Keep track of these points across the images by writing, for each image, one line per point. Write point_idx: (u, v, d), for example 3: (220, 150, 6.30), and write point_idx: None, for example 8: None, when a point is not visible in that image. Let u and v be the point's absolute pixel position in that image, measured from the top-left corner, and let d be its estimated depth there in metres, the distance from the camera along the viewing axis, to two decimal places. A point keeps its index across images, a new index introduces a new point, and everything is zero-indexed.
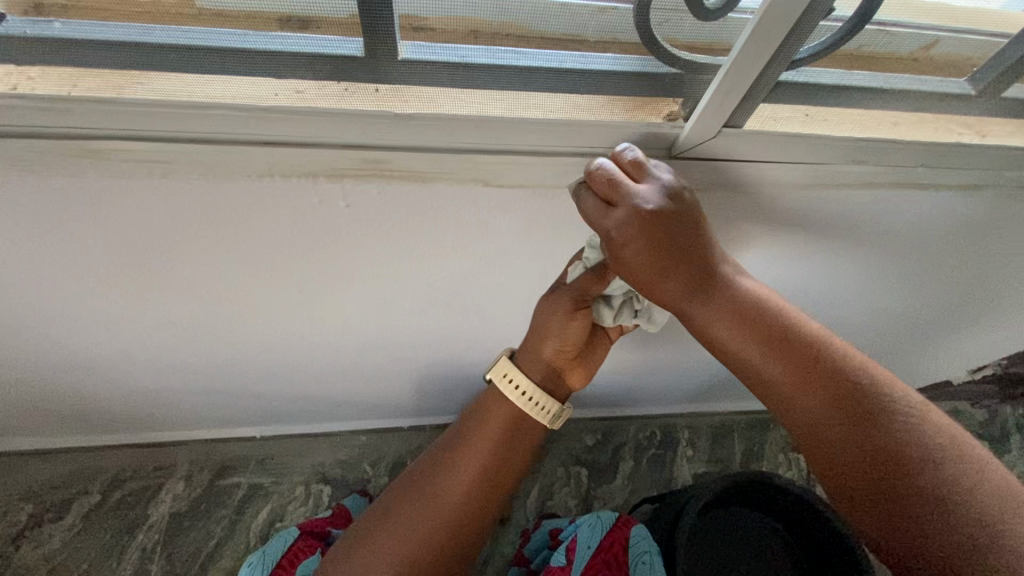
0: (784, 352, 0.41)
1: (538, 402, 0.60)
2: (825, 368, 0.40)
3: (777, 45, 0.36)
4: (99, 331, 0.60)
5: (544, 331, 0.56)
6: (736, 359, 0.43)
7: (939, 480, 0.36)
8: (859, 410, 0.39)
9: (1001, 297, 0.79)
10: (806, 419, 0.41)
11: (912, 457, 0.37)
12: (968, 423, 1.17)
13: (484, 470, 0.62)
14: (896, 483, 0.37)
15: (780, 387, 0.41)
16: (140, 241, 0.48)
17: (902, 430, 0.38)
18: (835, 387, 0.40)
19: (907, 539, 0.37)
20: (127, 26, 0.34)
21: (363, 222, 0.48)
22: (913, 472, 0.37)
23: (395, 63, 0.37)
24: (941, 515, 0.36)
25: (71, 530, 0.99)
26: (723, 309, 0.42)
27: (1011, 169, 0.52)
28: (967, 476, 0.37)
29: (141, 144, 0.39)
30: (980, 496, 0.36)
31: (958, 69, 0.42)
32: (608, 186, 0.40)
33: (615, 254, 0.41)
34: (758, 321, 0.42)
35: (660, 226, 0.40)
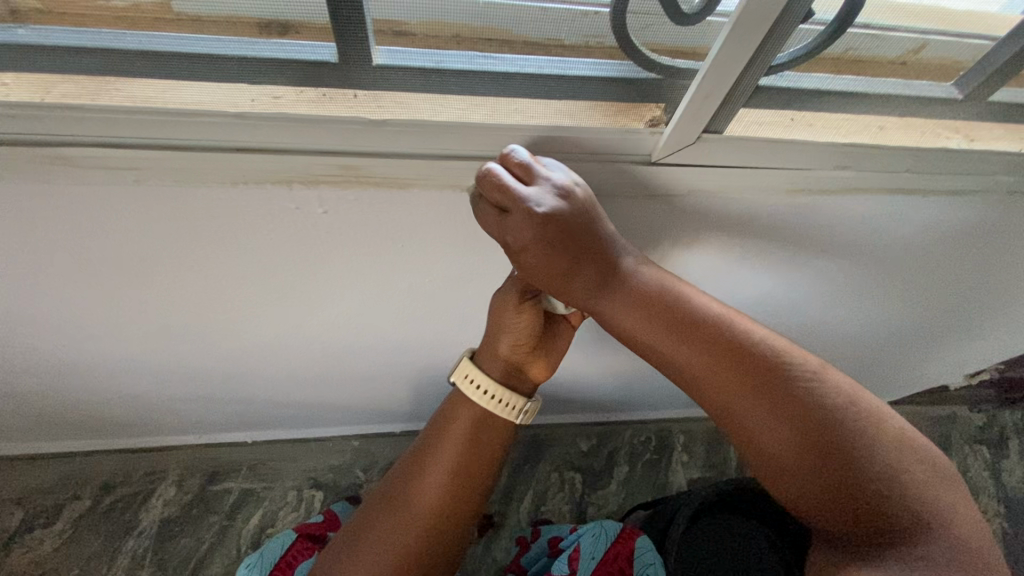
0: (691, 339, 0.43)
1: (500, 399, 0.59)
2: (729, 349, 0.43)
3: (757, 48, 0.36)
4: (83, 336, 0.60)
5: (497, 325, 0.55)
6: (655, 352, 0.45)
7: (838, 436, 0.41)
8: (764, 384, 0.42)
9: (996, 303, 0.78)
10: (719, 398, 0.44)
11: (815, 421, 0.41)
12: (965, 428, 1.16)
13: (463, 473, 0.62)
14: (804, 445, 0.41)
15: (700, 376, 0.44)
16: (119, 247, 0.47)
17: (803, 395, 0.42)
18: (741, 366, 0.43)
19: (818, 492, 0.42)
20: (99, 32, 0.34)
21: (344, 228, 0.48)
22: (818, 431, 0.41)
23: (370, 68, 0.37)
24: (844, 467, 0.41)
25: (61, 536, 0.98)
26: (632, 303, 0.44)
27: (1000, 174, 0.51)
28: (856, 427, 0.42)
29: (112, 149, 0.39)
30: (865, 440, 0.41)
31: (945, 73, 0.42)
32: (496, 188, 0.38)
33: (521, 262, 0.41)
34: (667, 313, 0.44)
35: (556, 228, 0.39)
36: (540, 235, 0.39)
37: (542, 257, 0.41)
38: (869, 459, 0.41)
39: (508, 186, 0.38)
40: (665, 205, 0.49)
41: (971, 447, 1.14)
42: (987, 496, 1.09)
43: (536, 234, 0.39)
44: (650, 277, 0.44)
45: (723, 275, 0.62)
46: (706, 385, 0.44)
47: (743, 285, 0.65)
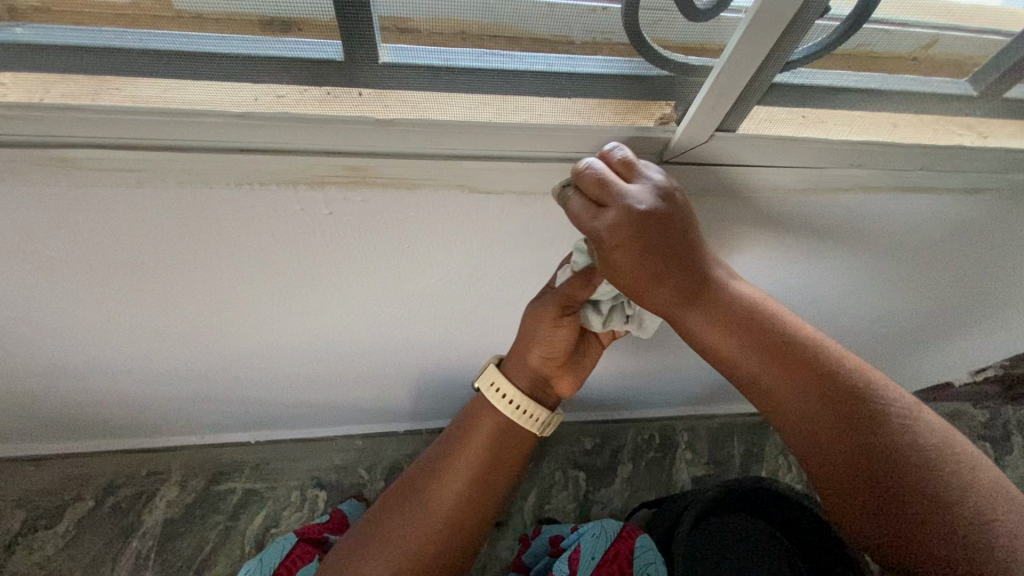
0: (777, 358, 0.42)
1: (526, 411, 0.59)
2: (815, 370, 0.41)
3: (772, 45, 0.35)
4: (83, 338, 0.59)
5: (529, 336, 0.55)
6: (733, 365, 0.43)
7: (929, 478, 0.38)
8: (849, 411, 0.40)
9: (1004, 300, 0.77)
10: (799, 419, 0.42)
11: (903, 458, 0.38)
12: (970, 424, 1.15)
13: (474, 475, 0.61)
14: (886, 481, 0.38)
15: (779, 394, 0.42)
16: (119, 249, 0.47)
17: (892, 427, 0.39)
18: (827, 390, 0.41)
19: (900, 534, 0.38)
20: (98, 30, 0.33)
21: (349, 229, 0.47)
22: (906, 469, 0.38)
23: (376, 66, 0.36)
24: (931, 511, 0.37)
25: (64, 537, 0.98)
26: (716, 317, 0.42)
27: (1014, 171, 0.50)
28: (950, 473, 0.38)
29: (112, 150, 0.38)
30: (958, 487, 0.38)
31: (961, 68, 0.41)
32: (598, 185, 0.38)
33: (606, 260, 0.41)
34: (753, 328, 0.42)
35: (652, 230, 0.39)
36: (632, 237, 0.38)
37: (630, 259, 0.39)
38: (963, 508, 0.37)
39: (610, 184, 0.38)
40: None
41: (976, 444, 1.14)
42: None
43: (627, 233, 0.38)
44: (739, 293, 0.43)
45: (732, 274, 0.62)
46: (788, 403, 0.42)
47: (752, 283, 0.64)
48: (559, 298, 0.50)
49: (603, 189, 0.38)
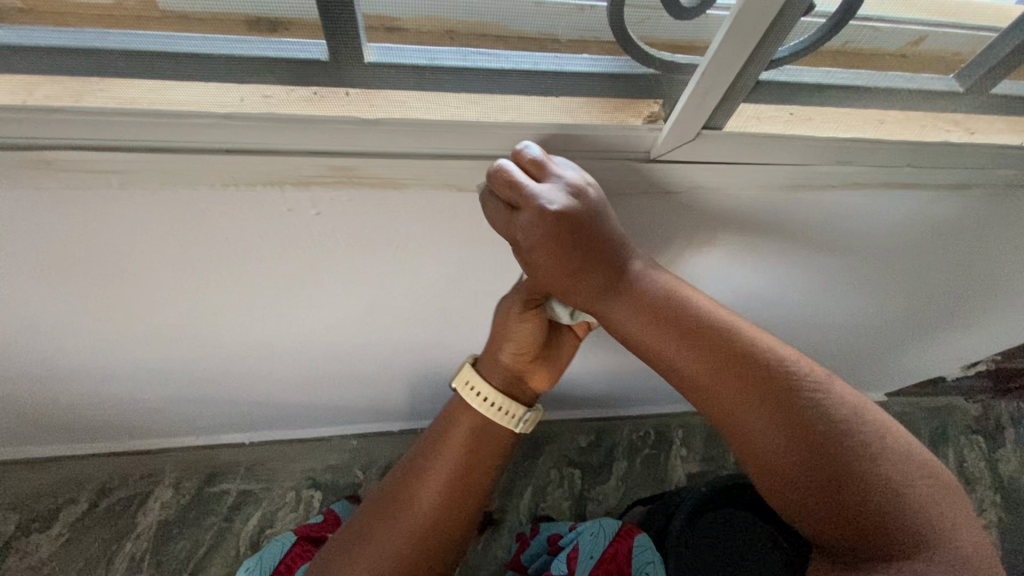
0: (696, 345, 0.42)
1: (501, 407, 0.59)
2: (731, 356, 0.41)
3: (758, 43, 0.35)
4: (73, 340, 0.59)
5: (500, 331, 0.55)
6: (662, 362, 0.44)
7: (845, 450, 0.39)
8: (767, 394, 0.40)
9: (995, 295, 0.77)
10: (723, 407, 0.42)
11: (820, 433, 0.39)
12: (961, 418, 1.16)
13: (462, 469, 0.61)
14: (805, 459, 0.39)
15: (705, 389, 0.42)
16: (107, 250, 0.46)
17: (806, 404, 0.40)
18: (745, 374, 0.41)
19: (823, 508, 0.39)
20: (81, 32, 0.33)
21: (337, 229, 0.47)
22: (821, 444, 0.39)
23: (362, 65, 0.36)
24: (848, 483, 0.38)
25: (58, 540, 0.97)
26: (637, 308, 0.43)
27: (1000, 167, 0.51)
28: (863, 442, 0.39)
29: (97, 153, 0.38)
30: (868, 453, 0.39)
31: (947, 65, 0.41)
32: (508, 186, 0.38)
33: (529, 262, 0.41)
34: (672, 318, 0.42)
35: (568, 229, 0.39)
36: (546, 237, 0.38)
37: (548, 259, 0.40)
38: (875, 475, 0.39)
39: (520, 184, 0.37)
40: (663, 200, 0.48)
41: (968, 438, 1.15)
42: (984, 486, 1.10)
43: (540, 234, 0.38)
44: (658, 281, 0.43)
45: (722, 271, 0.62)
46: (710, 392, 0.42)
47: (742, 280, 0.65)
48: (524, 292, 0.51)
49: (513, 189, 0.38)
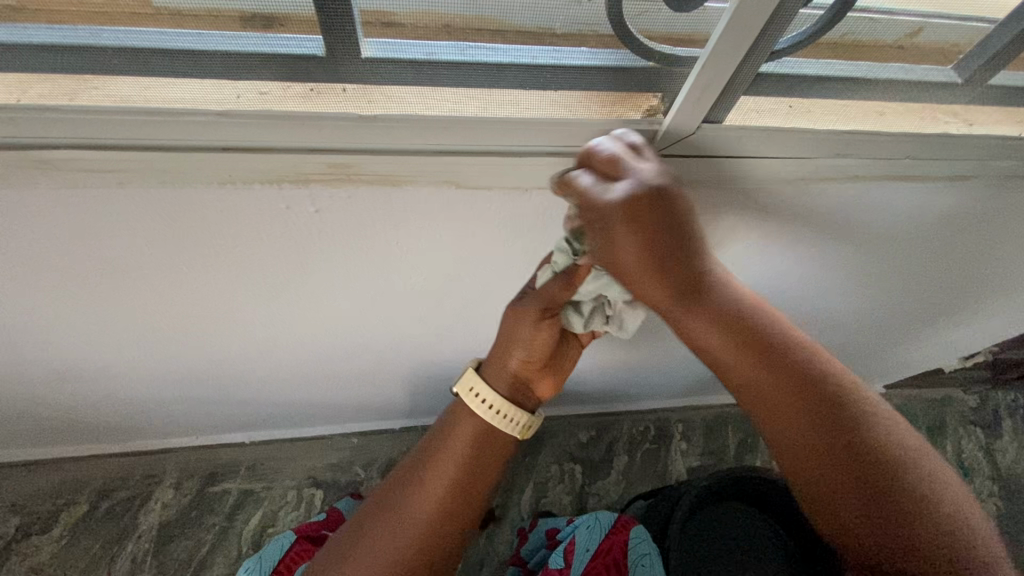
0: (766, 358, 0.42)
1: (508, 415, 0.59)
2: (801, 374, 0.41)
3: (758, 35, 0.35)
4: (70, 341, 0.59)
5: (512, 340, 0.55)
6: (727, 370, 0.43)
7: (909, 485, 0.38)
8: (834, 414, 0.40)
9: (994, 287, 0.78)
10: (784, 423, 0.41)
11: (886, 463, 0.39)
12: (960, 410, 1.17)
13: (462, 469, 0.61)
14: (870, 487, 0.38)
15: (763, 397, 0.42)
16: (104, 250, 0.46)
17: (872, 432, 0.40)
18: (812, 392, 0.41)
19: (890, 542, 0.37)
20: (73, 29, 0.32)
21: (336, 227, 0.47)
22: (886, 474, 0.38)
23: (359, 61, 0.36)
24: (914, 518, 0.37)
25: (58, 542, 0.97)
26: (711, 314, 0.41)
27: (999, 158, 0.51)
28: (926, 482, 0.39)
29: (93, 152, 0.38)
30: (932, 492, 0.38)
31: (946, 56, 0.41)
32: (610, 165, 0.38)
33: (605, 243, 0.39)
34: (746, 329, 0.42)
35: (655, 214, 0.37)
36: (636, 222, 0.37)
37: (634, 246, 0.38)
38: (938, 515, 0.38)
39: (621, 167, 0.38)
40: None
41: (966, 429, 1.15)
42: (981, 476, 1.11)
43: (629, 219, 0.37)
44: (733, 293, 0.43)
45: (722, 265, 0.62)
46: (773, 405, 0.42)
47: (742, 274, 0.65)
48: (542, 300, 0.51)
49: (615, 172, 0.38)
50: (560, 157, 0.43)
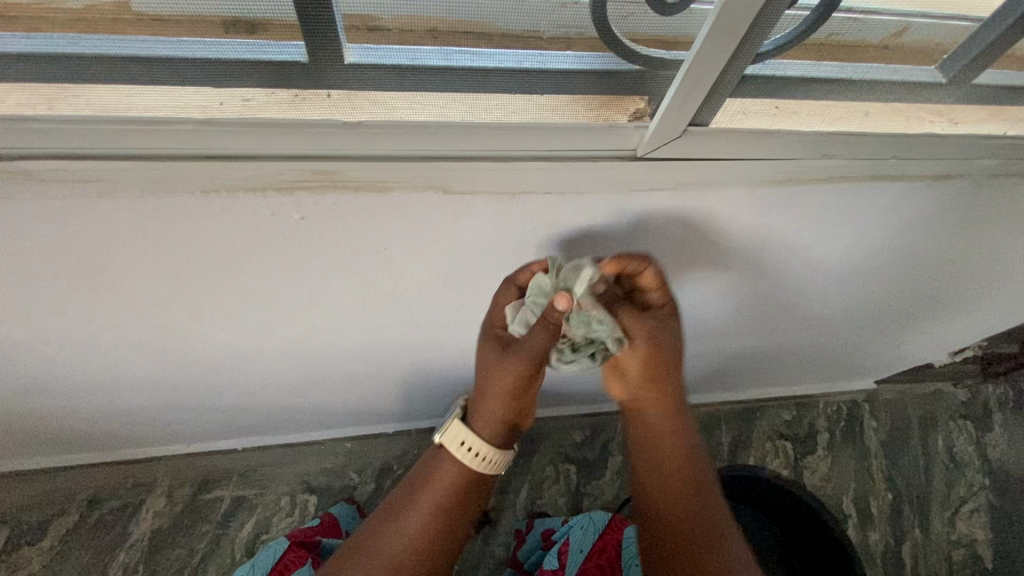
0: (672, 433, 0.64)
1: (491, 459, 0.60)
2: (684, 451, 0.63)
3: (742, 38, 0.35)
4: (55, 351, 0.58)
5: (498, 390, 0.56)
6: (646, 434, 0.65)
7: (717, 527, 0.60)
8: (692, 475, 0.63)
9: (981, 284, 0.78)
10: (658, 470, 0.64)
11: (708, 511, 0.61)
12: (950, 404, 1.18)
13: (456, 488, 0.61)
14: (690, 516, 0.61)
15: (654, 450, 0.64)
16: (88, 260, 0.46)
17: (711, 495, 0.62)
18: (685, 459, 0.63)
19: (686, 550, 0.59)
20: (47, 36, 0.32)
21: (322, 233, 0.47)
22: (706, 515, 0.60)
23: (343, 66, 0.35)
24: (708, 541, 0.59)
25: (49, 552, 0.96)
26: (653, 399, 0.62)
27: (985, 157, 0.51)
28: (730, 535, 0.60)
29: (72, 161, 0.37)
30: (733, 538, 0.59)
31: (931, 56, 0.41)
32: (654, 280, 0.54)
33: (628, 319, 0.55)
34: (672, 415, 0.63)
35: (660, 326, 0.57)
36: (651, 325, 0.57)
37: (647, 339, 0.56)
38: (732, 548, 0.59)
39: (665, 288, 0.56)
40: (648, 199, 0.48)
41: (956, 424, 1.16)
42: (971, 469, 1.13)
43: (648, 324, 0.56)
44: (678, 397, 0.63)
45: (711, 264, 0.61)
46: (658, 459, 0.64)
47: (732, 275, 0.65)
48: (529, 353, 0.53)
49: (655, 290, 0.56)
50: (547, 160, 0.43)
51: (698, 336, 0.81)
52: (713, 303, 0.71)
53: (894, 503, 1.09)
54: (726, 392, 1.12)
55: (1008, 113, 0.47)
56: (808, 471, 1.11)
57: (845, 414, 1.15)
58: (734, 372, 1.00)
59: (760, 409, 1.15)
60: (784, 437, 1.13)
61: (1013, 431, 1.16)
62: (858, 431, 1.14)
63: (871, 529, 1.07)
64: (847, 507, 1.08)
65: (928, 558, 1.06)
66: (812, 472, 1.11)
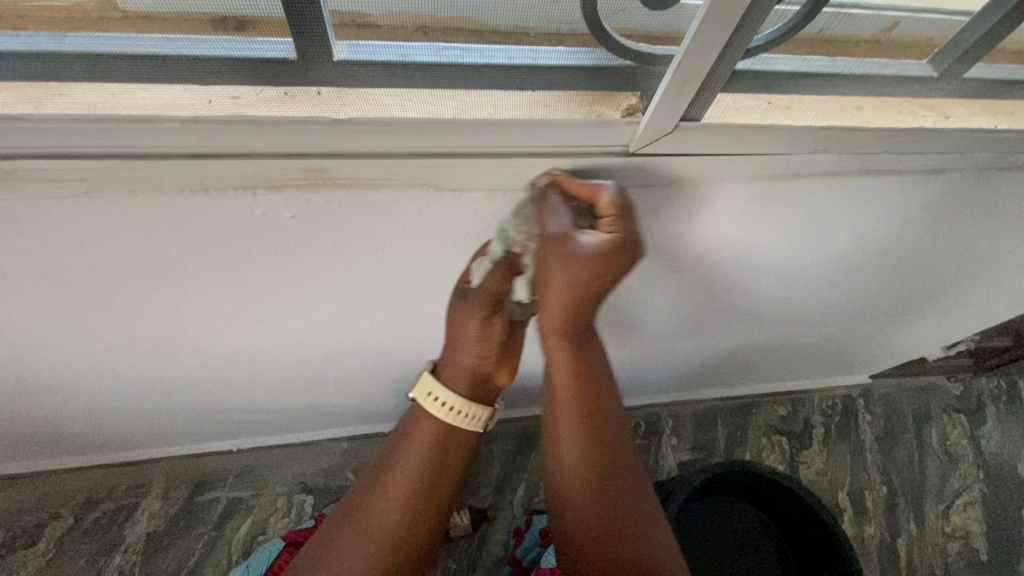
0: (589, 394, 0.59)
1: (462, 412, 0.60)
2: (598, 412, 0.60)
3: (732, 32, 0.35)
4: (43, 352, 0.57)
5: (459, 338, 0.56)
6: (561, 397, 0.59)
7: (630, 493, 0.61)
8: (605, 434, 0.61)
9: (976, 278, 0.78)
10: (576, 433, 0.59)
11: (622, 474, 0.61)
12: (944, 397, 1.19)
13: (431, 460, 0.60)
14: (608, 479, 0.60)
15: (564, 398, 0.59)
16: (77, 260, 0.45)
17: (623, 456, 0.62)
18: (599, 419, 0.60)
19: (605, 515, 0.59)
20: (35, 35, 0.32)
21: (315, 231, 0.46)
22: (621, 480, 0.61)
23: (331, 63, 0.35)
24: (625, 504, 0.60)
25: (43, 556, 0.95)
26: (573, 361, 0.57)
27: (977, 151, 0.51)
28: (641, 498, 0.61)
29: (56, 160, 0.37)
30: (644, 501, 0.61)
31: (921, 51, 0.41)
32: (605, 205, 0.43)
33: (552, 263, 0.45)
34: (588, 376, 0.59)
35: (581, 266, 0.44)
36: (579, 264, 0.44)
37: (572, 279, 0.46)
38: (645, 508, 0.61)
39: (619, 219, 0.43)
40: (641, 194, 0.48)
41: (950, 417, 1.17)
42: (965, 462, 1.14)
43: (574, 260, 0.44)
44: (592, 356, 0.58)
45: (701, 261, 0.62)
46: (570, 422, 0.59)
47: (727, 271, 0.65)
48: (485, 294, 0.52)
49: (606, 218, 0.43)
50: (538, 156, 0.43)
51: (692, 331, 0.80)
52: (706, 300, 0.71)
53: (889, 496, 1.10)
54: (721, 388, 1.12)
55: (998, 107, 0.47)
56: (805, 466, 1.11)
57: (839, 408, 1.16)
58: (729, 368, 1.00)
59: (755, 405, 1.15)
60: (779, 432, 1.13)
61: (1006, 424, 1.17)
62: (853, 426, 1.15)
63: (867, 522, 1.08)
64: (843, 501, 1.09)
65: (923, 551, 1.06)
66: (808, 466, 1.11)
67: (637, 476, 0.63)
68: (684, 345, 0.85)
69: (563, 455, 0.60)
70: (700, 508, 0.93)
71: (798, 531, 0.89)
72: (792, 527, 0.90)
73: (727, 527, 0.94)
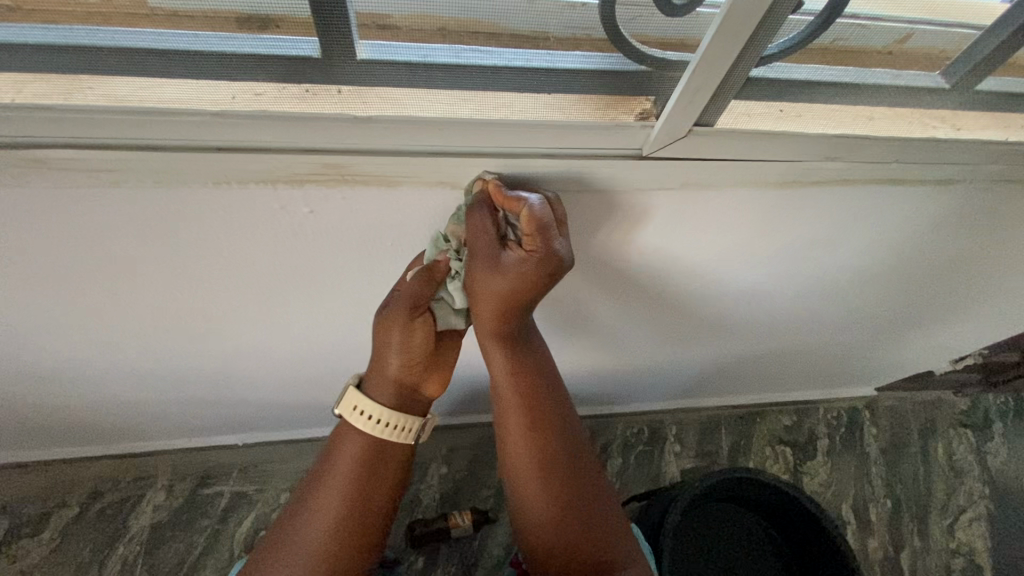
0: (532, 393, 0.62)
1: (394, 425, 0.59)
2: (543, 407, 0.62)
3: (748, 41, 0.36)
4: (56, 339, 0.58)
5: (380, 350, 0.55)
6: (505, 398, 0.61)
7: (583, 477, 0.64)
8: (553, 427, 0.63)
9: (988, 290, 0.78)
10: (526, 429, 0.62)
11: (574, 460, 0.64)
12: (951, 413, 1.18)
13: (368, 475, 0.60)
14: (558, 468, 0.63)
15: (504, 399, 0.62)
16: (97, 248, 0.46)
17: (574, 443, 0.65)
18: (546, 415, 0.63)
19: (559, 502, 0.62)
20: (68, 28, 0.33)
21: (332, 227, 0.47)
22: (572, 467, 0.64)
23: (354, 62, 0.36)
24: (576, 490, 0.63)
25: (48, 544, 0.96)
26: (512, 364, 0.59)
27: (988, 163, 0.51)
28: (592, 481, 0.65)
29: (87, 152, 0.38)
30: (595, 483, 0.65)
31: (933, 63, 0.42)
32: (530, 226, 0.43)
33: (480, 271, 0.48)
34: (528, 376, 0.61)
35: (513, 277, 0.47)
36: (502, 275, 0.48)
37: (495, 286, 0.49)
38: (595, 491, 0.65)
39: (541, 236, 0.43)
40: (652, 197, 0.49)
41: (956, 432, 1.16)
42: (971, 478, 1.13)
43: (502, 270, 0.47)
44: (532, 354, 0.61)
45: (712, 265, 0.62)
46: (517, 420, 0.62)
47: (735, 278, 0.65)
48: (409, 303, 0.50)
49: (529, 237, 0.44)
50: (550, 157, 0.43)
51: (691, 339, 0.81)
52: (709, 308, 0.71)
53: (894, 510, 1.09)
54: (725, 397, 1.12)
55: (1009, 120, 0.48)
56: (808, 477, 1.11)
57: (844, 420, 1.15)
58: (734, 375, 0.99)
59: (759, 414, 1.15)
60: (783, 443, 1.13)
61: (1013, 441, 1.16)
62: (858, 437, 1.14)
63: (870, 536, 1.07)
64: (846, 514, 1.08)
65: (926, 566, 1.06)
66: (812, 477, 1.11)
67: (587, 459, 0.66)
68: (688, 351, 0.84)
69: (512, 451, 0.63)
70: (701, 516, 0.93)
71: (797, 534, 0.89)
72: (791, 530, 0.90)
73: (730, 534, 0.94)
